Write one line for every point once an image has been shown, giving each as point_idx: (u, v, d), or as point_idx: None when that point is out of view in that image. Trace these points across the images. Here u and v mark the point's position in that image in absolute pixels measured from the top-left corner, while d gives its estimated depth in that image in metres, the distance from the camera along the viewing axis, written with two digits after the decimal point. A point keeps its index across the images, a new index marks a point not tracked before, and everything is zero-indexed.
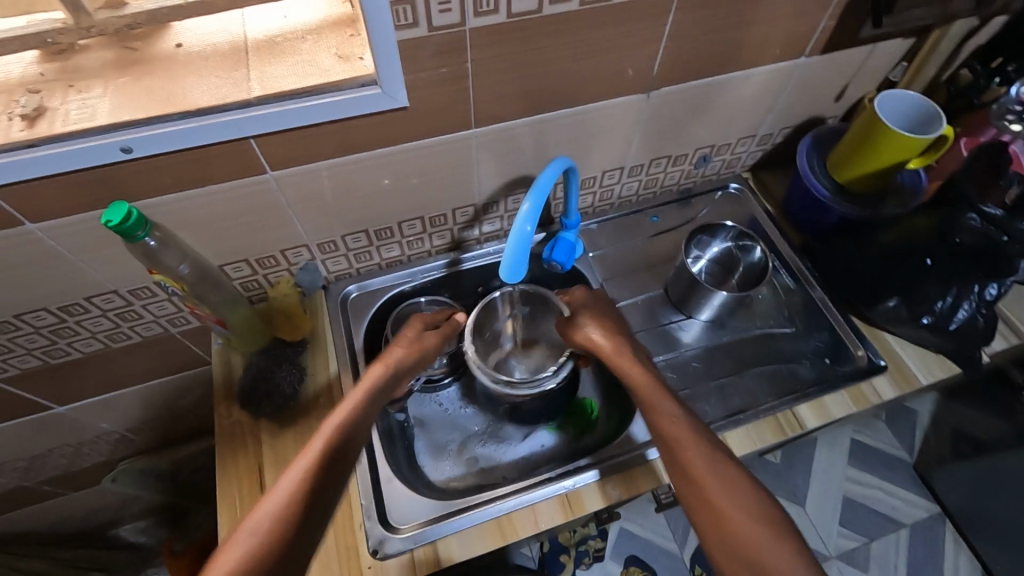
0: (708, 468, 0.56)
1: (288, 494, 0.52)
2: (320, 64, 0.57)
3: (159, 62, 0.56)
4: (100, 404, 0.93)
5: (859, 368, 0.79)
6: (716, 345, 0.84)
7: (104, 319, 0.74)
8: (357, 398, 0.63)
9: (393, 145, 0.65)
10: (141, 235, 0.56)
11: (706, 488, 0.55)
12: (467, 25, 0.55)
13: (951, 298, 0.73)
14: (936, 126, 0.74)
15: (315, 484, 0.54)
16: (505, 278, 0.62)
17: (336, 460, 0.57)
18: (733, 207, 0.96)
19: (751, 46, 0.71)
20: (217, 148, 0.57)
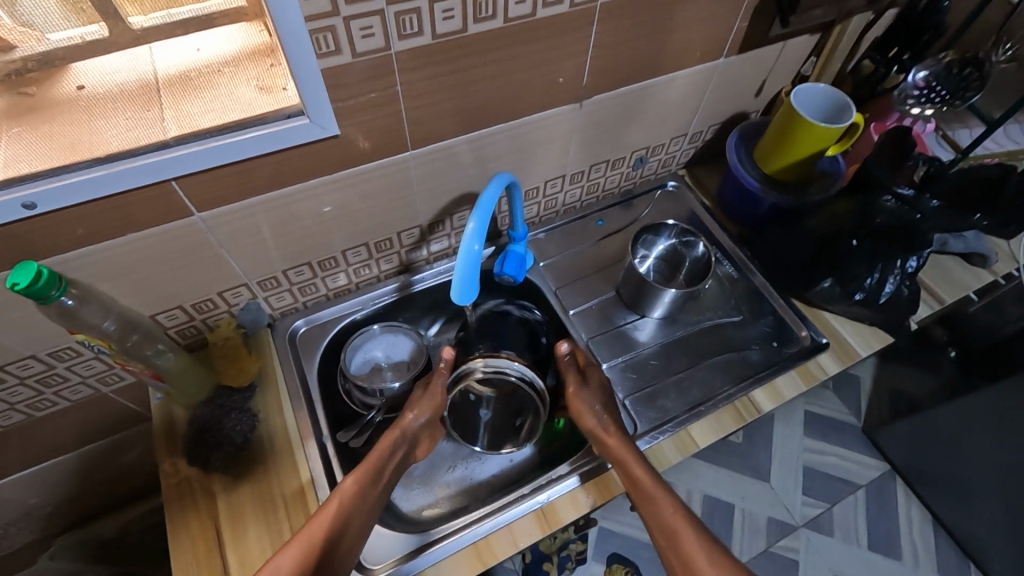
0: (657, 489, 0.64)
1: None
2: (241, 98, 0.54)
3: (59, 107, 0.52)
4: (28, 477, 0.85)
5: (804, 347, 0.83)
6: (671, 341, 0.86)
7: (23, 387, 0.68)
8: (360, 470, 0.64)
9: (328, 174, 0.63)
10: (56, 295, 0.51)
11: (661, 512, 0.63)
12: (392, 49, 0.54)
13: (878, 275, 0.78)
14: (847, 114, 0.79)
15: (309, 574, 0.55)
16: (458, 300, 0.61)
17: (329, 544, 0.57)
18: (673, 205, 0.99)
19: (672, 51, 0.73)
20: (136, 194, 0.53)
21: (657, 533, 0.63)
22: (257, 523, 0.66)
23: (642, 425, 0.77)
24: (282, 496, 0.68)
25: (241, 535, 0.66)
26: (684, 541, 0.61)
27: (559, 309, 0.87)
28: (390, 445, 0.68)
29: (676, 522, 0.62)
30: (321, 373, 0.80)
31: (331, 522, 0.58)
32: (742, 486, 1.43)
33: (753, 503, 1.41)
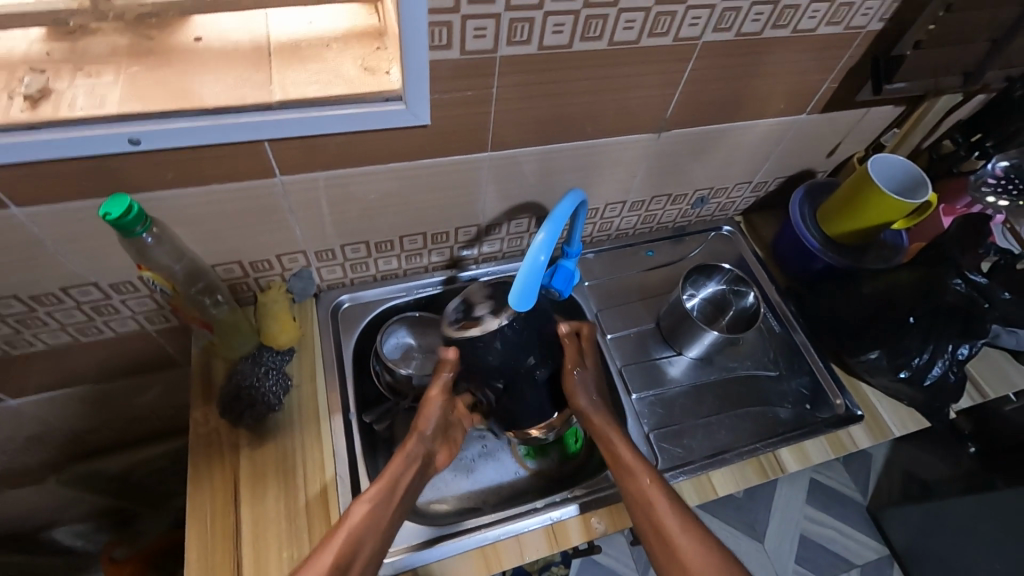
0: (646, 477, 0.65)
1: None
2: (345, 74, 0.56)
3: (176, 54, 0.54)
4: (56, 398, 0.87)
5: (837, 415, 0.82)
6: (702, 383, 0.85)
7: (78, 311, 0.70)
8: (380, 484, 0.62)
9: (406, 160, 0.65)
10: (140, 231, 0.53)
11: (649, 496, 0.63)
12: (498, 52, 0.55)
13: (928, 354, 0.76)
14: (921, 191, 0.79)
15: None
16: (515, 307, 0.61)
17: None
18: (724, 248, 0.98)
19: (759, 99, 0.74)
20: (230, 147, 0.55)
21: (643, 520, 0.63)
22: (276, 486, 0.67)
23: (662, 462, 0.76)
24: (304, 463, 0.69)
25: (258, 496, 0.66)
26: (661, 519, 0.62)
27: (596, 331, 0.88)
28: (400, 467, 0.64)
29: (653, 498, 0.63)
30: (355, 349, 0.81)
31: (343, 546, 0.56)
32: (736, 542, 1.40)
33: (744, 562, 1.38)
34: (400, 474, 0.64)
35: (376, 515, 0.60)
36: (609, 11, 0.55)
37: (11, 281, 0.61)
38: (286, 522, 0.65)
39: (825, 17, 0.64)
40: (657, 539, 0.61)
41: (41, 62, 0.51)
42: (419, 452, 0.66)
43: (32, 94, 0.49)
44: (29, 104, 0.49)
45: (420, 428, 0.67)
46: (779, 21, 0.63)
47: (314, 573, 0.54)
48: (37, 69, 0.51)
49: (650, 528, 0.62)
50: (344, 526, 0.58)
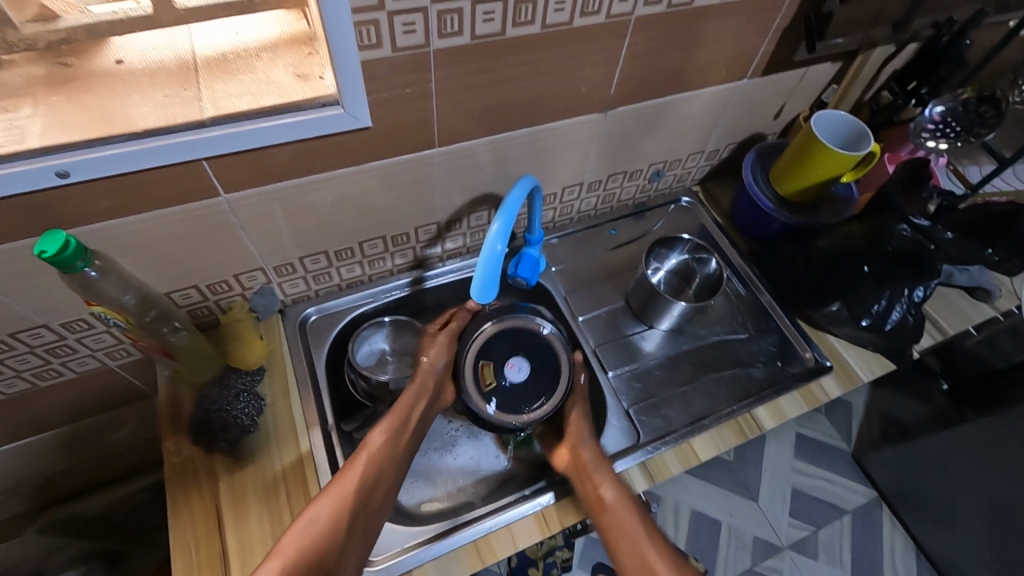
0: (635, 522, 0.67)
1: (320, 522, 0.59)
2: (277, 83, 0.55)
3: (97, 79, 0.52)
4: (23, 447, 0.84)
5: (807, 368, 0.84)
6: (676, 353, 0.87)
7: (32, 356, 0.67)
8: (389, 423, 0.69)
9: (353, 164, 0.64)
10: (81, 265, 0.52)
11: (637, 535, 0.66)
12: (431, 46, 0.55)
13: (885, 301, 0.79)
14: (864, 142, 0.81)
15: (337, 519, 0.60)
16: (477, 299, 0.62)
17: (350, 506, 0.61)
18: (685, 219, 1.00)
19: (699, 69, 0.75)
20: (168, 169, 0.54)
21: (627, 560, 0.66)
22: (259, 506, 0.66)
23: (645, 435, 0.78)
24: (286, 479, 0.69)
25: (242, 518, 0.66)
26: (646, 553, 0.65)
27: (567, 314, 0.88)
28: (412, 400, 0.71)
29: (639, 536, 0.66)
30: (328, 361, 0.80)
31: (365, 471, 0.64)
32: (730, 503, 1.44)
33: (740, 522, 1.41)
34: (410, 407, 0.70)
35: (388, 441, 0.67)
36: None
37: None
38: (274, 540, 0.65)
39: None
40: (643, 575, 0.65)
41: None
42: (428, 386, 0.72)
43: None
44: None
45: (427, 363, 0.72)
46: None
47: (343, 487, 0.62)
48: None
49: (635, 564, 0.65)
50: (362, 453, 0.65)
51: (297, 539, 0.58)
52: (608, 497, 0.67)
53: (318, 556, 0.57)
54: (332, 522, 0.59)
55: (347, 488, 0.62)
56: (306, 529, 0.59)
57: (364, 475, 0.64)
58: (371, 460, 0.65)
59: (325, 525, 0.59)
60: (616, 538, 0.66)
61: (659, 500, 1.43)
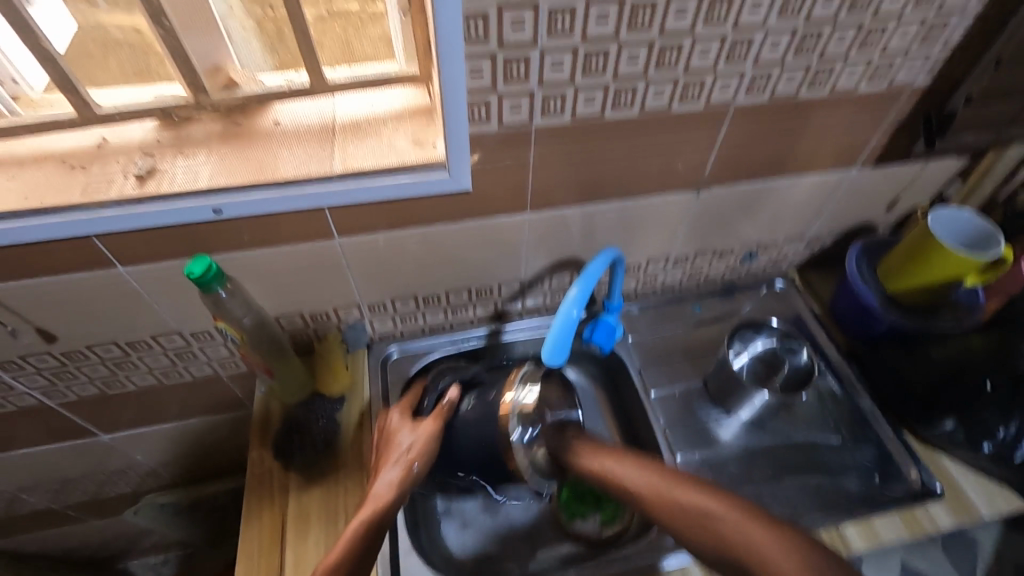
0: (699, 501, 0.57)
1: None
2: (397, 148, 0.62)
3: (257, 135, 0.63)
4: (138, 436, 0.96)
5: (911, 490, 0.74)
6: (756, 447, 0.81)
7: (163, 356, 0.79)
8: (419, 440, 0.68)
9: (451, 222, 0.69)
10: (216, 287, 0.60)
11: (700, 508, 0.57)
12: (534, 124, 0.60)
13: (1015, 427, 0.68)
14: (994, 245, 0.74)
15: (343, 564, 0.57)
16: (547, 361, 0.62)
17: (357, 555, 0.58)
18: (778, 304, 0.95)
19: (803, 155, 0.73)
20: (297, 214, 0.63)
21: (708, 541, 0.55)
22: (319, 530, 0.70)
23: None
24: (345, 508, 0.72)
25: (301, 537, 0.69)
26: (720, 530, 0.54)
27: (640, 388, 0.86)
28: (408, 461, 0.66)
29: (706, 509, 0.56)
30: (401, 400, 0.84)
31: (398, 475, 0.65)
32: None
33: None
34: (404, 471, 0.66)
35: (399, 489, 0.65)
36: (639, 83, 0.59)
37: (113, 329, 0.71)
38: None
39: (864, 76, 0.64)
40: (731, 551, 0.53)
41: (152, 146, 0.61)
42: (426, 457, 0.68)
43: (142, 174, 0.58)
44: (139, 182, 0.58)
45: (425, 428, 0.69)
46: (814, 82, 0.64)
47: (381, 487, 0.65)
48: (148, 152, 0.61)
49: (715, 541, 0.54)
50: (398, 461, 0.67)
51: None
52: (648, 480, 0.61)
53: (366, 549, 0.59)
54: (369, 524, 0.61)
55: (390, 492, 0.64)
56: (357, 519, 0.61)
57: (398, 484, 0.65)
58: (400, 468, 0.66)
59: (362, 525, 0.60)
60: (679, 523, 0.57)
61: None
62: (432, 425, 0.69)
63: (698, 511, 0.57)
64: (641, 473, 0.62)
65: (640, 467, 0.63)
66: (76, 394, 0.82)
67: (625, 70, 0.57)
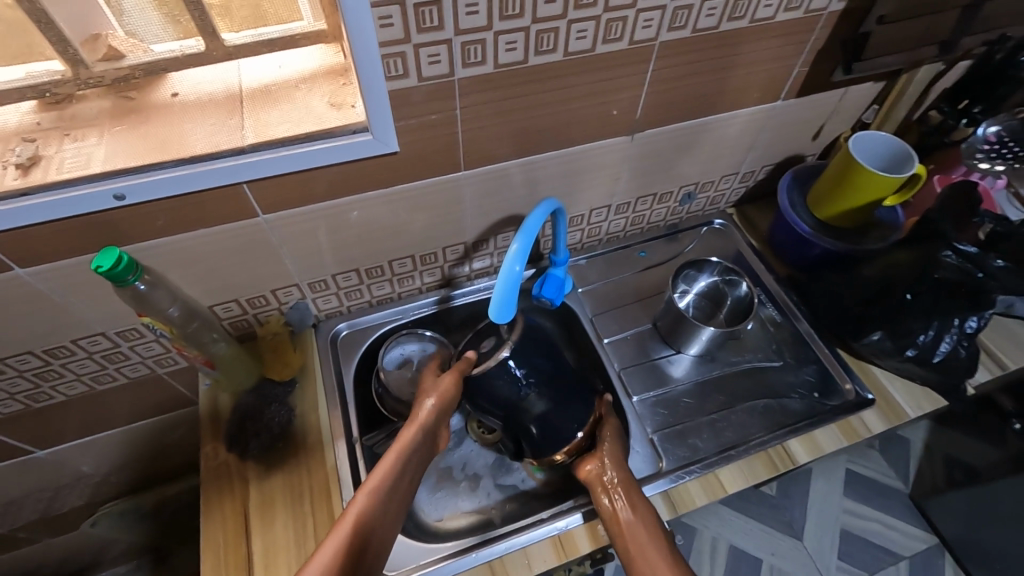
0: (656, 546, 0.61)
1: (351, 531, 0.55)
2: (313, 112, 0.58)
3: (155, 110, 0.57)
4: (80, 447, 0.91)
5: (847, 401, 0.80)
6: (706, 379, 0.84)
7: (90, 361, 0.73)
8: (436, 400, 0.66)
9: (383, 188, 0.67)
10: (132, 279, 0.56)
11: (654, 554, 0.60)
12: (456, 75, 0.57)
13: (933, 332, 0.74)
14: (909, 165, 0.77)
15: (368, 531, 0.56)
16: (495, 319, 0.61)
17: (378, 519, 0.57)
18: (719, 242, 0.98)
19: (730, 90, 0.74)
20: (212, 193, 0.58)
21: None
22: (285, 513, 0.69)
23: (669, 463, 0.75)
24: (311, 490, 0.71)
25: (268, 523, 0.68)
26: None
27: (593, 337, 0.87)
28: (413, 434, 0.64)
29: (659, 556, 0.60)
30: (356, 376, 0.83)
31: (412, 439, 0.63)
32: (772, 541, 1.35)
33: (784, 562, 1.33)
34: (413, 441, 0.63)
35: (416, 442, 0.64)
36: (560, 23, 0.57)
37: (25, 338, 0.65)
38: (296, 548, 0.67)
39: (781, 4, 0.64)
40: None
41: (31, 131, 0.55)
42: (431, 426, 0.66)
43: (23, 162, 0.52)
44: (21, 172, 0.52)
45: (428, 398, 0.66)
46: (734, 13, 0.63)
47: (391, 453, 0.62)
48: (28, 138, 0.54)
49: None
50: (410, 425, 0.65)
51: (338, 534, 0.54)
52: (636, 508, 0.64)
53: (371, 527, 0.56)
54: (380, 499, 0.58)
55: (397, 458, 0.62)
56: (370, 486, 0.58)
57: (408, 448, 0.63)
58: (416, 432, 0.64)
59: (373, 501, 0.58)
60: (633, 547, 0.61)
61: (694, 533, 1.37)
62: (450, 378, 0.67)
63: (652, 553, 0.60)
64: (646, 509, 0.65)
65: (644, 502, 0.66)
66: None
67: (544, 11, 0.55)
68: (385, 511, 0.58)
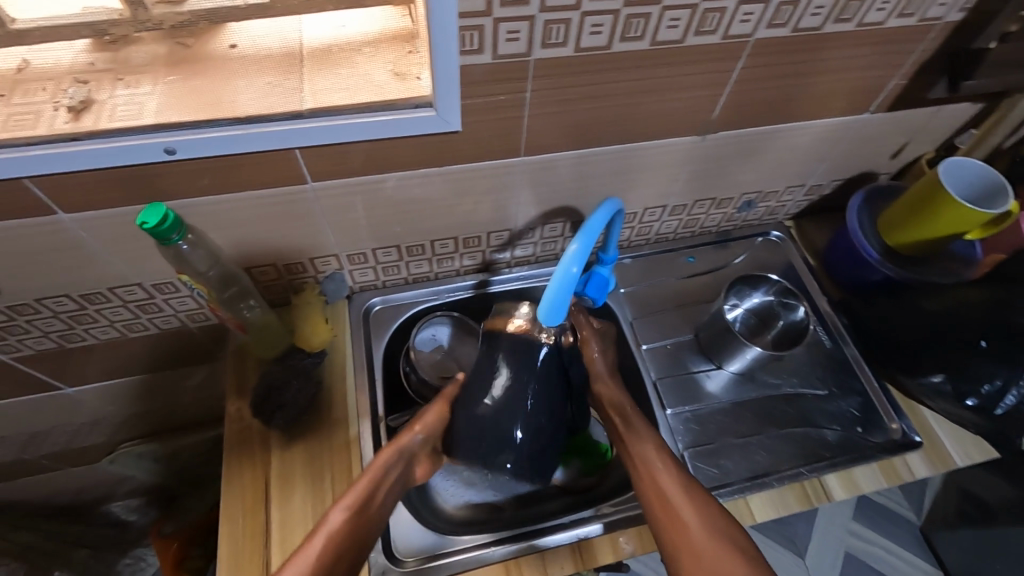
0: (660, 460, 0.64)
1: (331, 533, 0.56)
2: (375, 80, 0.55)
3: (212, 62, 0.54)
4: (106, 388, 0.92)
5: (891, 440, 0.76)
6: (744, 400, 0.81)
7: (124, 310, 0.73)
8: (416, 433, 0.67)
9: (437, 166, 0.63)
10: (175, 238, 0.54)
11: (655, 468, 0.63)
12: (532, 55, 0.53)
13: (999, 382, 0.69)
14: (1002, 200, 0.71)
15: (347, 539, 0.57)
16: (543, 320, 0.59)
17: (356, 532, 0.58)
18: (772, 255, 0.93)
19: (817, 97, 0.68)
20: (263, 155, 0.56)
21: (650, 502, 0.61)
22: (304, 488, 0.68)
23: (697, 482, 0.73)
24: (330, 466, 0.70)
25: (287, 495, 0.68)
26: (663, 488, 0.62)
27: (630, 340, 0.85)
28: (385, 467, 0.64)
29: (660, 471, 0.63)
30: (386, 353, 0.81)
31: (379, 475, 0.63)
32: (775, 557, 1.34)
33: None
34: (382, 480, 0.63)
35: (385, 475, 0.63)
36: (652, 10, 0.52)
37: (63, 281, 0.64)
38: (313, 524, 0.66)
39: (895, 9, 0.58)
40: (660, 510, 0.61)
41: (84, 72, 0.52)
42: (408, 456, 0.66)
43: (75, 105, 0.50)
44: (72, 115, 0.50)
45: (413, 430, 0.67)
46: (842, 14, 0.57)
47: (355, 491, 0.60)
48: (81, 79, 0.52)
49: (653, 495, 0.62)
50: (375, 465, 0.64)
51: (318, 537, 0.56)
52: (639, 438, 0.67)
53: (332, 560, 0.54)
54: (343, 530, 0.57)
55: (358, 501, 0.60)
56: (332, 521, 0.57)
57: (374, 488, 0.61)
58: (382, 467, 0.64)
59: (333, 539, 0.56)
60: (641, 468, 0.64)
61: None
62: (432, 415, 0.69)
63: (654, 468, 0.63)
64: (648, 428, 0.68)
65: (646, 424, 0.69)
66: (30, 349, 0.76)
67: None
68: (353, 547, 0.57)
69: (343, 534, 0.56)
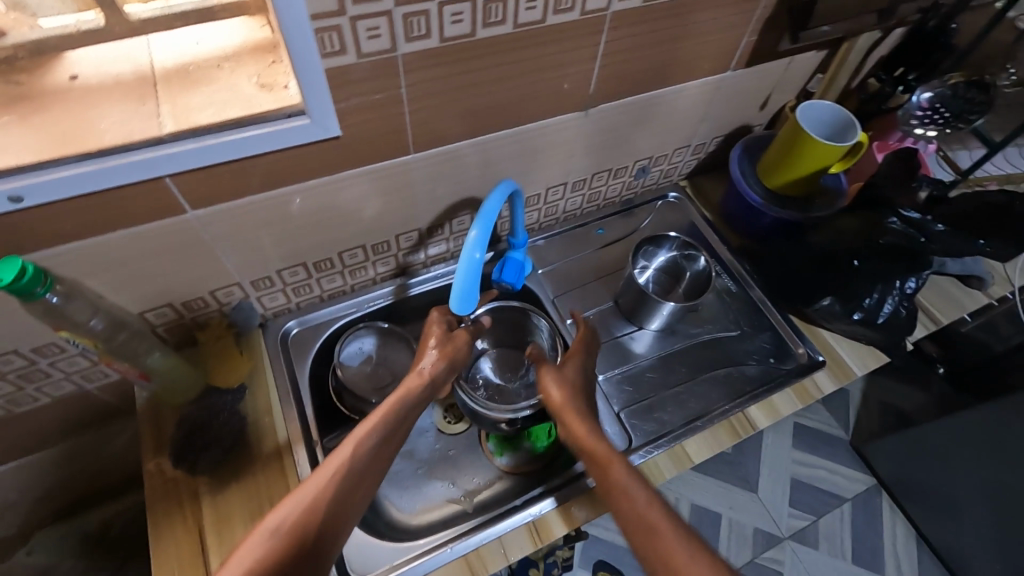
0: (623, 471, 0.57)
1: (344, 461, 0.54)
2: (240, 94, 0.53)
3: (50, 97, 0.50)
4: (4, 473, 0.83)
5: (801, 364, 0.83)
6: (668, 354, 0.85)
7: (4, 382, 0.66)
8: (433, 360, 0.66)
9: (326, 175, 0.62)
10: (41, 291, 0.50)
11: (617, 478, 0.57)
12: (399, 51, 0.53)
13: (877, 294, 0.78)
14: (852, 132, 0.79)
15: (358, 471, 0.55)
16: (457, 310, 0.60)
17: (369, 456, 0.56)
18: (674, 215, 0.98)
19: (682, 60, 0.73)
20: (129, 189, 0.52)
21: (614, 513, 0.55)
22: (244, 529, 0.65)
23: (637, 439, 0.76)
24: (270, 500, 0.67)
25: (226, 541, 0.64)
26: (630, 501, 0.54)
27: (556, 318, 0.87)
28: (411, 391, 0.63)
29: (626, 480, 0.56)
30: (312, 375, 0.79)
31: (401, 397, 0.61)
32: (731, 496, 1.42)
33: (739, 514, 1.40)
34: (404, 401, 0.62)
35: (413, 395, 0.63)
36: None
37: None
38: None
39: None
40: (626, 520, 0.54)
41: None
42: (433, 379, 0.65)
43: None
44: None
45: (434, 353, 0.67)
46: None
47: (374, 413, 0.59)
48: None
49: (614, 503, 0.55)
50: (397, 390, 0.63)
51: (330, 467, 0.54)
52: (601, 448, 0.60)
53: (342, 491, 0.53)
54: (360, 456, 0.55)
55: (380, 420, 0.59)
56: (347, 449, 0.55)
57: (394, 411, 0.60)
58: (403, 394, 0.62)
59: (349, 461, 0.54)
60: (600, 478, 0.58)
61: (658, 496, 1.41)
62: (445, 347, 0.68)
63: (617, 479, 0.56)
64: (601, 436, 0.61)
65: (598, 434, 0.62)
66: None
67: None
68: (365, 471, 0.55)
69: (360, 459, 0.55)
